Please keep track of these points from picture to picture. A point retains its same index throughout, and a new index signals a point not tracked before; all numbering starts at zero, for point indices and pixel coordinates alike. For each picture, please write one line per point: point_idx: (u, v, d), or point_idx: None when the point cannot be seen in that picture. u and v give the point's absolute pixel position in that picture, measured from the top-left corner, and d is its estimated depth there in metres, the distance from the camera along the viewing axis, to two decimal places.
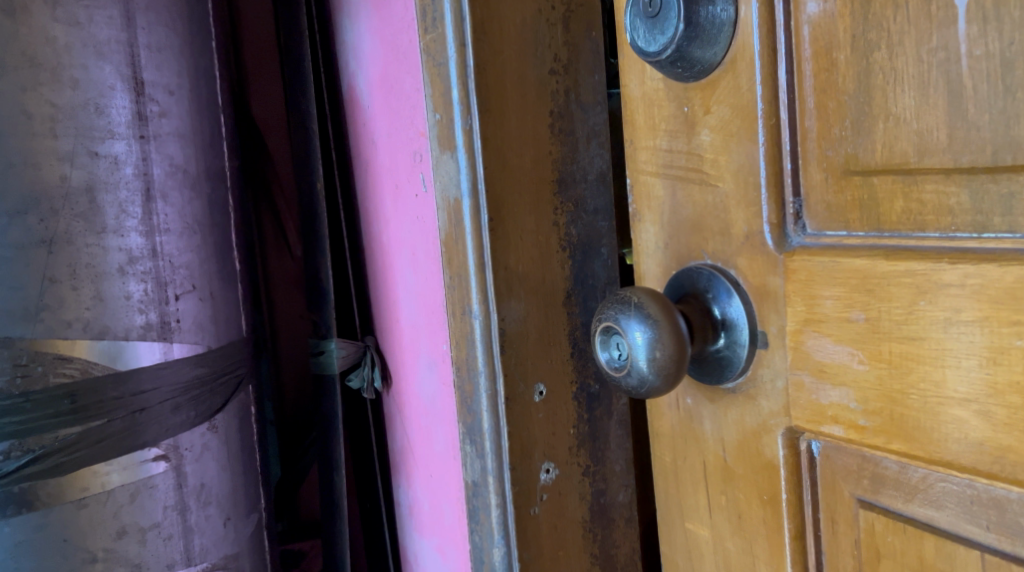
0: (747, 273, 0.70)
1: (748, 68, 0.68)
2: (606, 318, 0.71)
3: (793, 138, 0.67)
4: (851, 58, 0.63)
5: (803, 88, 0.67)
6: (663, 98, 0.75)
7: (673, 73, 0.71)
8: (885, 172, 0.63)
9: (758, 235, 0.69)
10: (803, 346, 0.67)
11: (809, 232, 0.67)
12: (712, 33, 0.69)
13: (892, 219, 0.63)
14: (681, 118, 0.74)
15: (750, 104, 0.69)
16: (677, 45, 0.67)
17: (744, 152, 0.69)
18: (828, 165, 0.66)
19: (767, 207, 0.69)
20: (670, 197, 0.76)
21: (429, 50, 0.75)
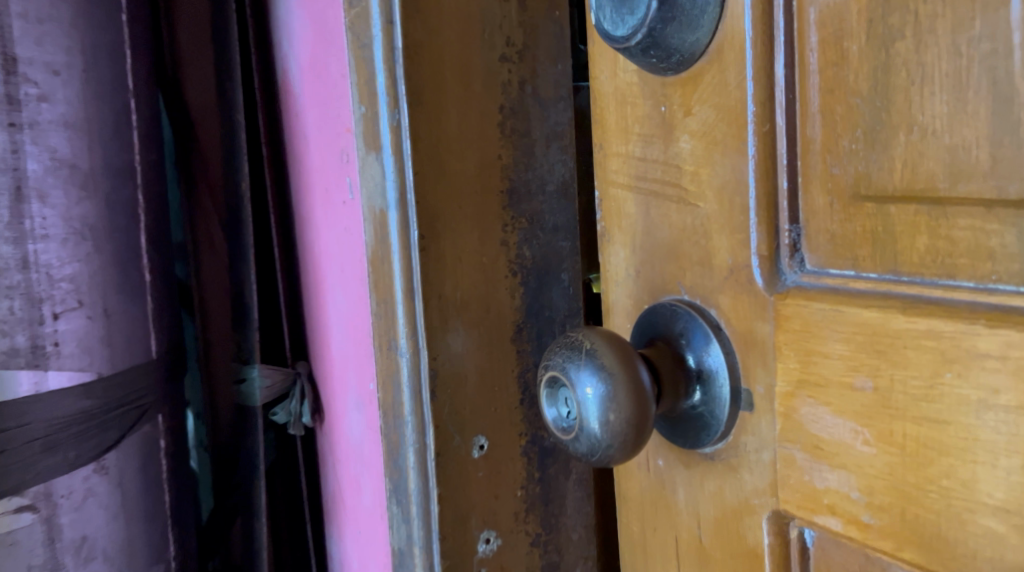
0: (730, 315, 0.56)
1: (737, 59, 0.54)
2: (553, 366, 0.57)
3: (791, 148, 0.53)
4: (865, 49, 0.49)
5: (806, 87, 0.52)
6: (636, 94, 0.61)
7: (646, 64, 0.57)
8: (905, 200, 0.48)
9: (744, 269, 0.56)
10: (795, 415, 0.53)
11: (807, 269, 0.53)
12: (691, 14, 0.55)
13: (913, 261, 0.48)
14: (657, 120, 0.60)
15: (738, 104, 0.55)
16: (649, 27, 0.54)
17: (730, 165, 0.56)
18: (834, 186, 0.51)
19: (756, 235, 0.55)
20: (642, 214, 0.62)
21: (353, 28, 0.62)
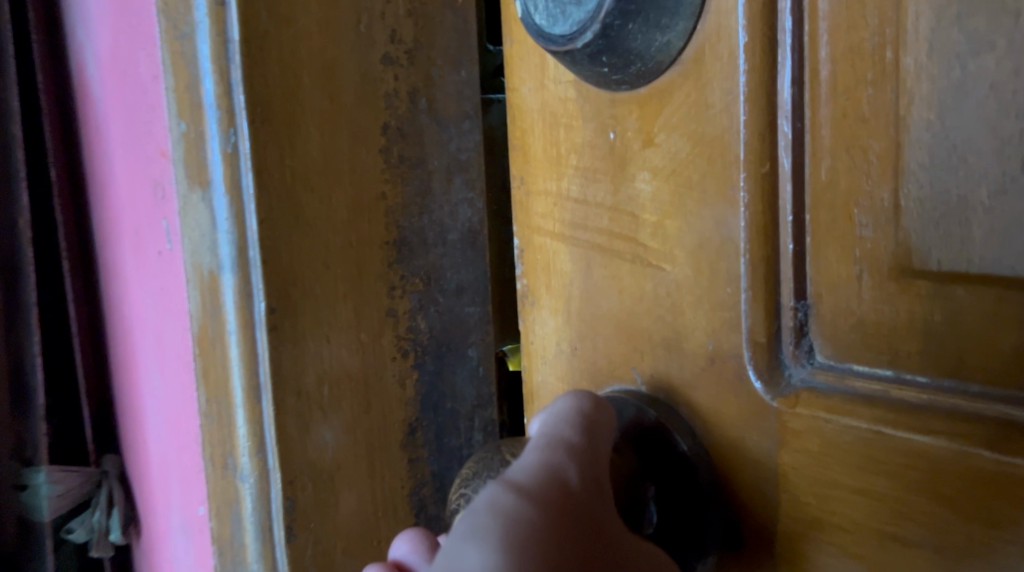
0: (708, 419, 0.42)
1: (725, 71, 0.39)
2: (461, 486, 0.41)
3: (797, 196, 0.38)
4: (924, 65, 0.35)
5: (819, 112, 0.37)
6: (573, 114, 0.45)
7: (595, 76, 0.41)
8: (985, 280, 0.34)
9: (730, 359, 0.41)
10: (809, 567, 0.39)
11: (819, 365, 0.38)
12: (662, 6, 0.39)
13: (996, 368, 0.34)
14: (603, 150, 0.44)
15: (723, 133, 0.39)
16: (603, 23, 0.38)
17: (709, 216, 0.40)
18: (867, 253, 0.37)
19: (747, 315, 0.40)
20: (581, 274, 0.46)
21: (173, 31, 0.56)
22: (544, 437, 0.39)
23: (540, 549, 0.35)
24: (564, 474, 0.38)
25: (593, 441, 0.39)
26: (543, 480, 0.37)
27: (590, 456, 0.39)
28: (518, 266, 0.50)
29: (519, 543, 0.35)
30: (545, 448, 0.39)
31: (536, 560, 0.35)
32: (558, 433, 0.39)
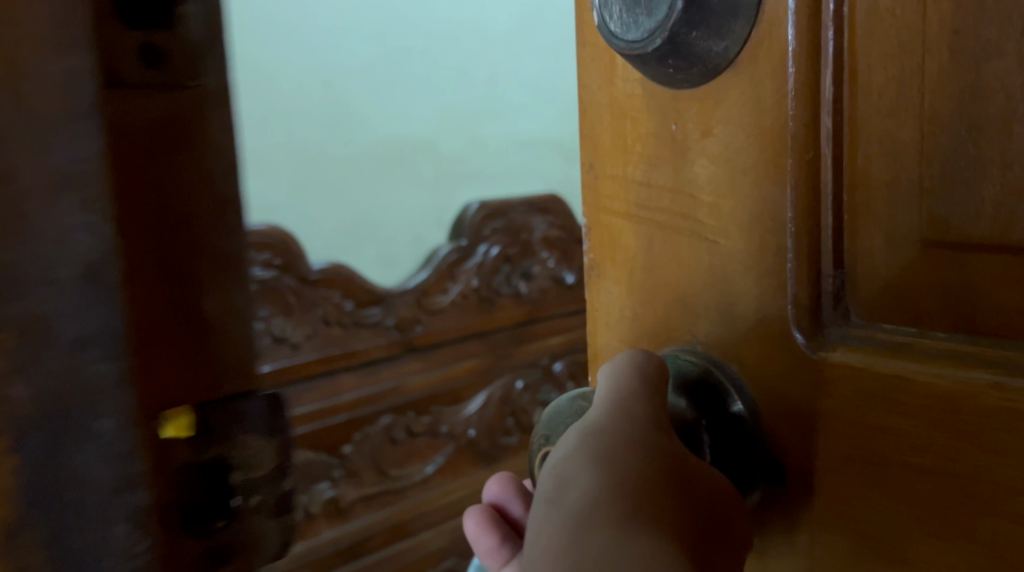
0: (754, 374, 0.49)
1: (776, 72, 0.45)
2: (543, 431, 0.50)
3: (836, 180, 0.45)
4: (945, 68, 0.41)
5: (859, 108, 0.44)
6: (638, 109, 0.52)
7: (662, 77, 0.48)
8: (995, 251, 0.40)
9: (775, 320, 0.47)
10: (841, 497, 0.46)
11: (854, 323, 0.45)
12: (721, 16, 0.45)
13: (1003, 324, 0.41)
14: (665, 139, 0.51)
15: (772, 125, 0.46)
16: (671, 32, 0.45)
17: (759, 197, 0.47)
18: (895, 229, 0.43)
19: (792, 282, 0.46)
20: (644, 248, 0.53)
21: None
22: (604, 383, 0.48)
23: (619, 465, 0.45)
24: (626, 405, 0.47)
25: (646, 380, 0.48)
26: (606, 414, 0.47)
27: (646, 389, 0.47)
28: (586, 246, 0.57)
29: (598, 465, 0.45)
30: (607, 389, 0.48)
31: (614, 472, 0.45)
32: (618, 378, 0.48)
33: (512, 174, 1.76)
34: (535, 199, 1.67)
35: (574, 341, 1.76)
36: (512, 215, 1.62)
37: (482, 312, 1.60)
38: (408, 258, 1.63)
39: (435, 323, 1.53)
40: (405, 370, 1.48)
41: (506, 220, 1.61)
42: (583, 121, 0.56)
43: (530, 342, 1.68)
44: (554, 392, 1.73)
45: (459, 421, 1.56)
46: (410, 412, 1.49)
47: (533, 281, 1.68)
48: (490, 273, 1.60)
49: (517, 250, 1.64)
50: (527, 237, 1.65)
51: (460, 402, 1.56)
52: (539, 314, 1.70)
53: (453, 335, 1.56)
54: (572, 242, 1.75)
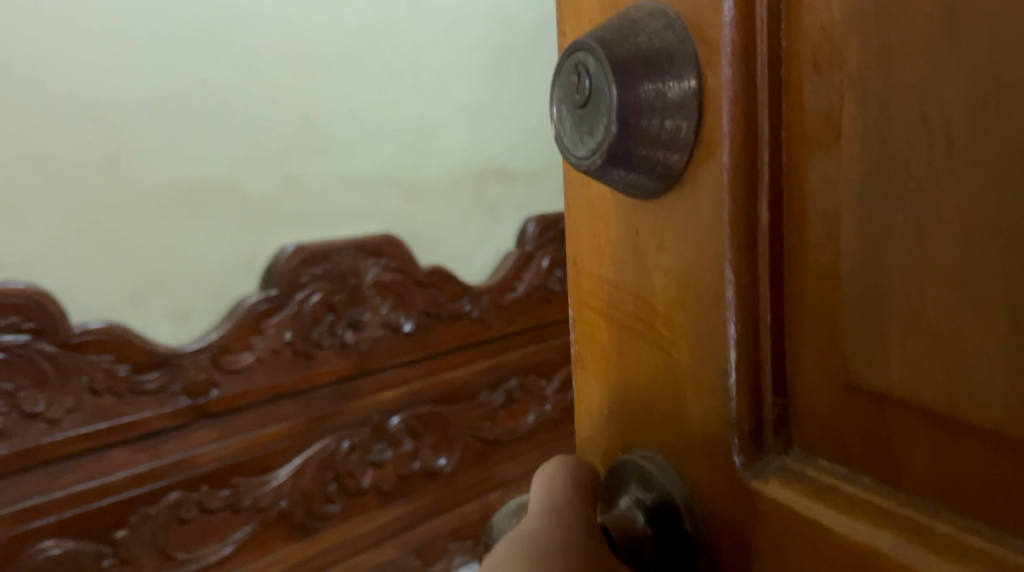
0: (700, 480, 0.56)
1: (712, 190, 0.54)
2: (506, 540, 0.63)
3: (776, 308, 0.53)
4: (857, 220, 0.50)
5: (798, 239, 0.52)
6: (618, 241, 0.60)
7: (625, 188, 0.57)
8: (898, 402, 0.49)
9: (713, 422, 0.56)
10: None
11: (793, 456, 0.54)
12: (659, 133, 0.54)
13: (908, 471, 0.49)
14: (626, 248, 0.59)
15: (712, 239, 0.54)
16: (608, 151, 0.54)
17: (702, 304, 0.55)
18: (821, 370, 0.52)
19: (734, 395, 0.54)
20: (617, 349, 0.61)
21: None
22: (544, 493, 0.61)
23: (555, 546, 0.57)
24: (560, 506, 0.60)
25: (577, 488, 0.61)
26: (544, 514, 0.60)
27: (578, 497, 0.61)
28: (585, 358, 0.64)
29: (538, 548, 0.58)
30: (546, 497, 0.61)
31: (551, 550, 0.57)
32: (555, 488, 0.61)
33: (336, 211, 1.49)
34: (365, 241, 1.50)
35: (413, 392, 1.61)
36: (336, 260, 1.46)
37: (298, 369, 1.43)
38: (204, 310, 1.35)
39: (235, 386, 1.36)
40: (198, 441, 1.34)
41: (329, 266, 1.45)
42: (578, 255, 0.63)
43: (359, 398, 1.53)
44: (388, 451, 1.58)
45: (266, 493, 1.42)
46: (203, 487, 1.35)
47: (362, 331, 1.51)
48: (309, 323, 1.44)
49: (343, 297, 1.48)
50: (355, 283, 1.49)
51: (266, 472, 1.42)
52: (368, 367, 1.53)
53: (259, 396, 1.39)
54: (408, 285, 1.57)
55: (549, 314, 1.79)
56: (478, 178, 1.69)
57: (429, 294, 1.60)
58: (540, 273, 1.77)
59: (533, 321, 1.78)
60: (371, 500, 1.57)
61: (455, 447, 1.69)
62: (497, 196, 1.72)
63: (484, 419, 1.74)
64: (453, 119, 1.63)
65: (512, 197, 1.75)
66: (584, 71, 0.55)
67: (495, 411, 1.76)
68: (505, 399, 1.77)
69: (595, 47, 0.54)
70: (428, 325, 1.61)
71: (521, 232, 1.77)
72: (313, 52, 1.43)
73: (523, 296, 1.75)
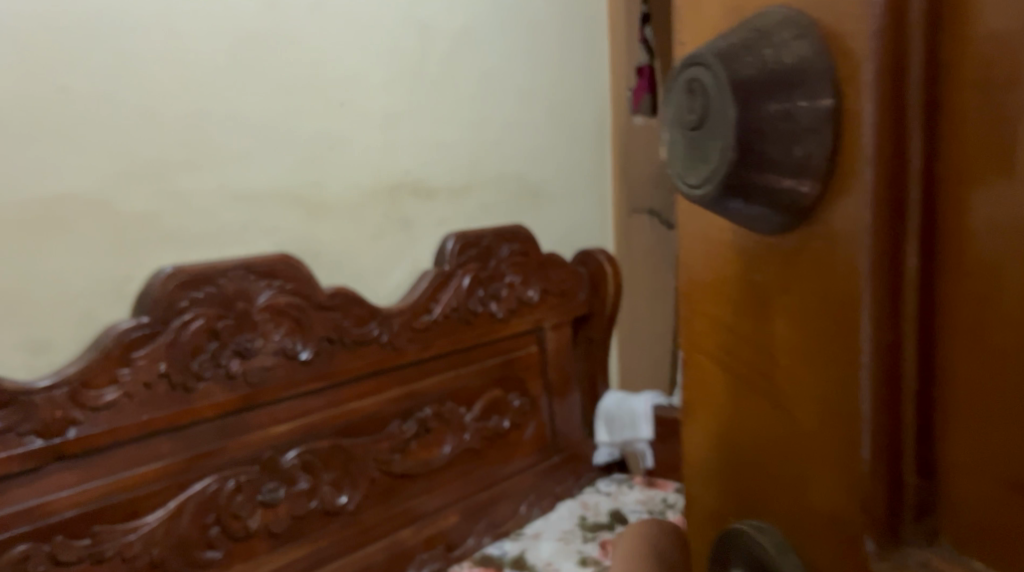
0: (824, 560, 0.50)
1: (849, 227, 0.47)
2: None
3: (924, 376, 0.46)
4: None
5: (953, 292, 0.45)
6: (743, 292, 0.54)
7: (747, 223, 0.51)
8: None
9: (840, 493, 0.48)
10: None
11: (938, 546, 0.46)
12: (782, 159, 0.48)
13: None
14: (749, 287, 0.54)
15: (850, 282, 0.47)
16: (724, 178, 0.49)
17: (831, 355, 0.49)
18: (976, 449, 0.45)
19: (867, 461, 0.47)
20: (729, 399, 0.56)
21: None
22: None
23: None
24: None
25: None
26: None
27: None
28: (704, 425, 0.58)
29: None
30: None
31: None
32: None
33: (228, 229, 1.30)
34: (256, 262, 1.27)
35: (314, 425, 1.36)
36: (223, 283, 1.23)
37: (173, 405, 1.18)
38: (65, 340, 1.14)
39: (98, 425, 1.11)
40: (48, 484, 1.08)
41: (213, 289, 1.22)
42: (703, 312, 0.58)
43: (249, 434, 1.27)
44: (281, 490, 1.31)
45: (133, 541, 1.16)
46: (56, 537, 1.09)
47: (251, 359, 1.26)
48: (189, 353, 1.19)
49: (230, 322, 1.23)
50: (245, 307, 1.25)
51: (133, 518, 1.16)
52: (259, 401, 1.27)
53: (129, 433, 1.14)
54: (308, 309, 1.33)
55: (468, 336, 1.62)
56: (390, 194, 1.53)
57: (331, 317, 1.37)
58: (460, 294, 1.59)
59: (451, 345, 1.58)
60: (263, 543, 1.30)
61: (359, 483, 1.43)
62: (412, 212, 1.57)
63: (394, 451, 1.48)
64: (367, 129, 1.49)
65: (429, 214, 1.60)
66: (700, 89, 0.50)
67: (406, 443, 1.51)
68: (417, 429, 1.53)
69: (714, 63, 0.50)
70: (329, 352, 1.36)
71: (436, 251, 1.62)
72: (201, 54, 1.26)
73: (440, 319, 1.56)
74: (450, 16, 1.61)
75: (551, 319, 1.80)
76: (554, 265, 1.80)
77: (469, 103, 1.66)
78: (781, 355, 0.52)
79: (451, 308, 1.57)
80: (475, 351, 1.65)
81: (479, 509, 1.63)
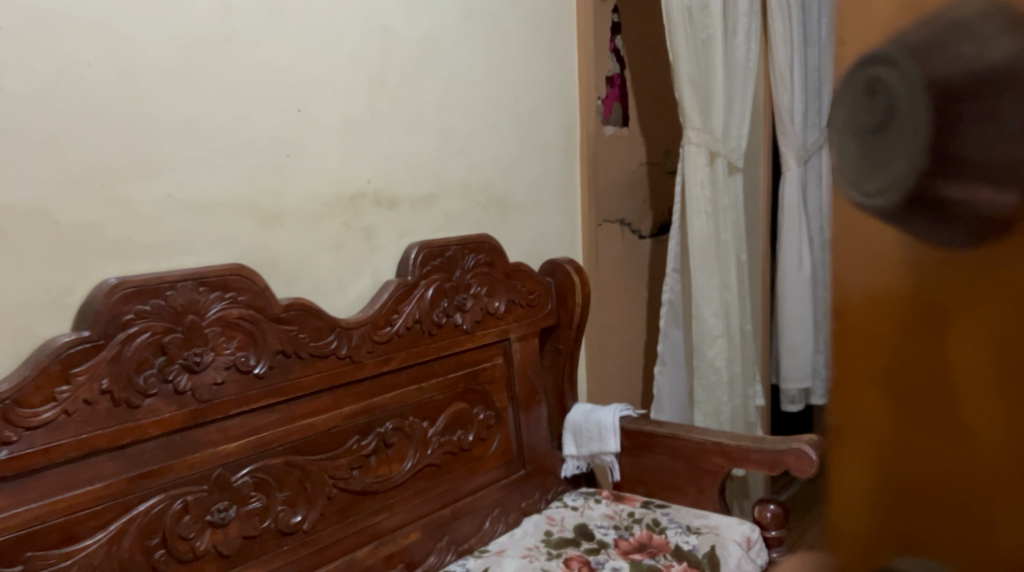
0: None
1: None
2: None
3: None
4: None
5: None
6: (918, 320, 0.36)
7: (946, 256, 0.35)
8: None
9: None
10: None
11: None
12: (991, 178, 0.35)
13: None
14: (930, 351, 0.36)
15: None
16: (921, 194, 0.35)
17: None
18: None
19: None
20: (893, 512, 0.37)
21: None
22: None
23: None
24: None
25: None
26: None
27: None
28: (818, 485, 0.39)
29: None
30: None
31: None
32: None
33: (178, 240, 1.24)
34: (206, 273, 1.21)
35: (267, 442, 1.29)
36: (171, 295, 1.17)
37: (116, 423, 1.12)
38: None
39: (35, 444, 1.04)
40: None
41: (160, 302, 1.16)
42: (829, 325, 0.38)
43: (198, 451, 1.21)
44: (233, 509, 1.24)
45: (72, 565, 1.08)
46: None
47: (200, 375, 1.20)
48: (134, 368, 1.13)
49: (178, 337, 1.17)
50: (194, 320, 1.19)
51: (71, 541, 1.09)
52: (208, 418, 1.21)
53: (68, 452, 1.07)
54: (262, 322, 1.28)
55: (431, 349, 1.57)
56: (351, 202, 1.49)
57: (287, 331, 1.32)
58: (422, 305, 1.55)
59: (412, 358, 1.53)
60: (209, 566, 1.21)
61: (314, 502, 1.35)
62: (374, 221, 1.53)
63: (352, 468, 1.42)
64: (327, 136, 1.44)
65: (391, 223, 1.56)
66: (878, 79, 0.36)
67: (366, 458, 1.44)
68: (377, 444, 1.46)
69: (902, 57, 0.35)
70: (284, 367, 1.31)
71: (399, 262, 1.57)
72: (150, 57, 1.21)
73: (401, 331, 1.51)
74: (415, 21, 1.57)
75: (517, 331, 1.76)
76: (520, 277, 1.77)
77: (434, 110, 1.62)
78: (986, 417, 0.35)
79: (413, 320, 1.53)
80: (438, 363, 1.60)
81: (441, 525, 1.58)
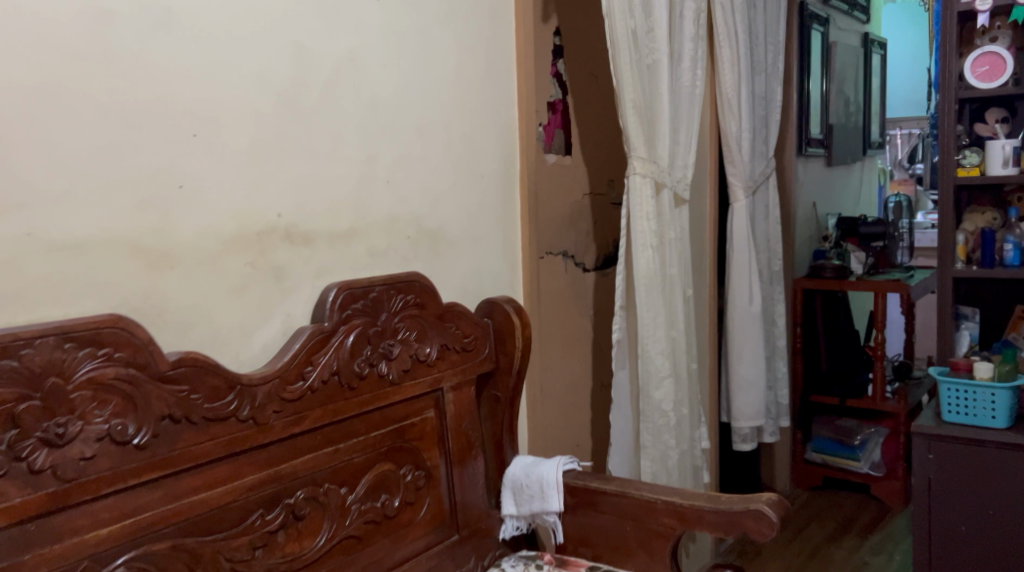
0: None
1: None
2: None
3: None
4: None
5: None
6: None
7: None
8: None
9: None
10: None
11: None
12: None
13: None
14: None
15: None
16: None
17: None
18: None
19: None
20: None
21: None
22: None
23: None
24: None
25: None
26: None
27: None
28: None
29: None
30: None
31: None
32: None
33: (43, 289, 1.09)
34: (73, 328, 1.06)
35: (147, 524, 1.12)
36: (27, 357, 1.02)
37: None
38: None
39: None
40: None
41: (14, 364, 1.01)
42: None
43: (58, 540, 1.05)
44: None
45: None
46: None
47: (62, 449, 1.05)
48: None
49: (35, 405, 1.03)
50: (57, 386, 1.04)
51: None
52: (74, 499, 1.06)
53: None
54: (146, 383, 1.11)
55: (351, 405, 1.38)
56: (258, 239, 1.30)
57: (177, 392, 1.14)
58: (341, 355, 1.36)
59: (328, 417, 1.34)
60: None
61: None
62: (286, 259, 1.34)
63: (254, 548, 1.23)
64: (230, 165, 1.26)
65: (306, 261, 1.37)
66: None
67: (272, 534, 1.25)
68: (285, 518, 1.27)
69: None
70: (173, 433, 1.14)
71: (317, 306, 1.37)
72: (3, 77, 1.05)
73: (316, 385, 1.32)
74: (333, 37, 1.40)
75: (451, 381, 1.58)
76: (455, 319, 1.58)
77: (356, 135, 1.45)
78: None
79: (330, 371, 1.34)
80: (359, 421, 1.41)
81: None
